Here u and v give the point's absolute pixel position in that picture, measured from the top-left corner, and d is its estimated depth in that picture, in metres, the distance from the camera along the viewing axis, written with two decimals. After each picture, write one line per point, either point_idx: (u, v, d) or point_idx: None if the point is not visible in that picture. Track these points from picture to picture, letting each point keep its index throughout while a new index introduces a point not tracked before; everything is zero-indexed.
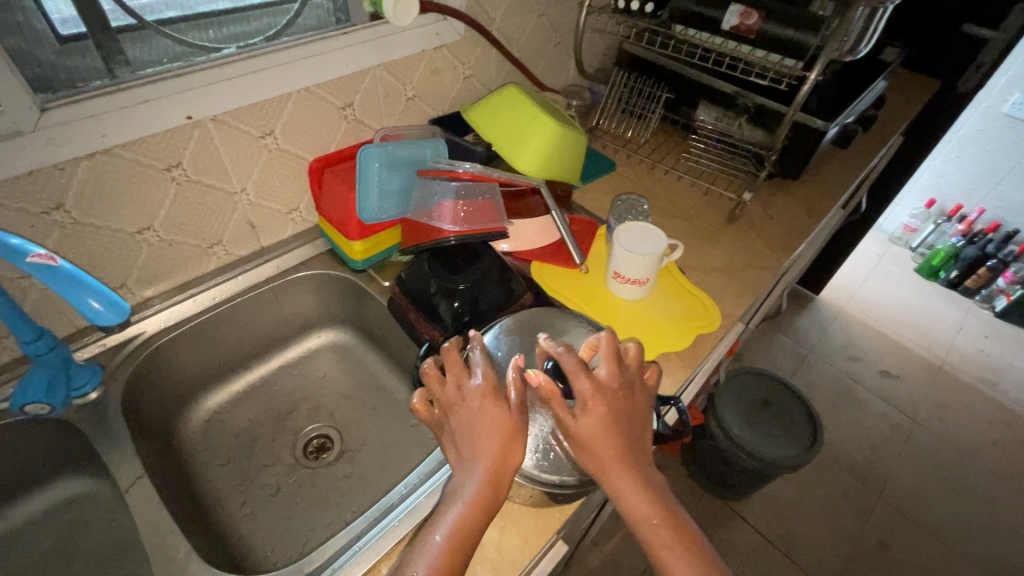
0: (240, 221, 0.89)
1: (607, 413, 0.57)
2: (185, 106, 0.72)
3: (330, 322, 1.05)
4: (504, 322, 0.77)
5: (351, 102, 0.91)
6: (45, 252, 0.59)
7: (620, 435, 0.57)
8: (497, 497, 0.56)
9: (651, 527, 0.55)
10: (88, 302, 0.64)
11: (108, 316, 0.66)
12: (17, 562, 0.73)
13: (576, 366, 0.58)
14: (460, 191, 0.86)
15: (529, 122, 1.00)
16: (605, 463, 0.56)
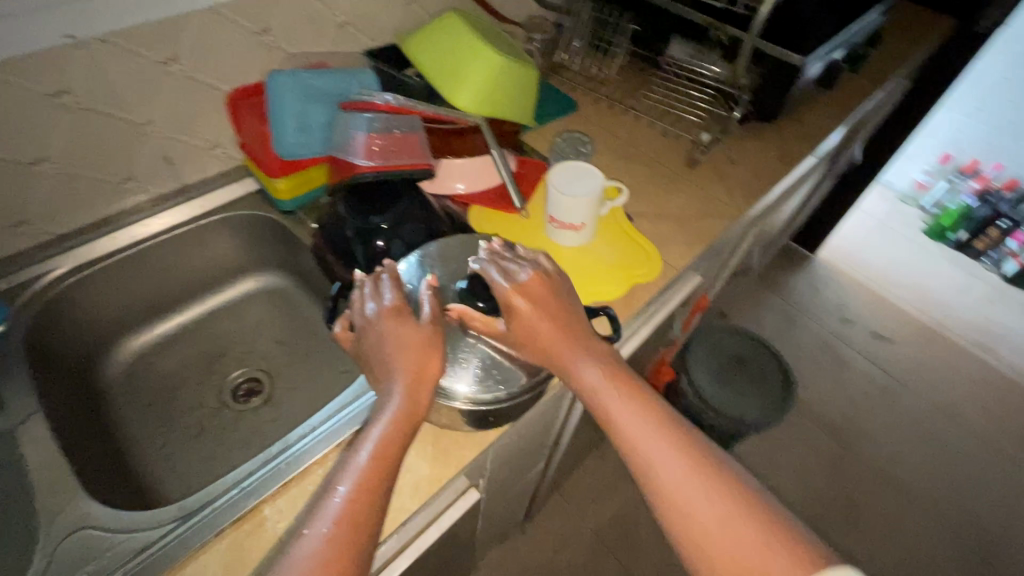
0: (153, 156, 0.85)
1: (536, 306, 0.64)
2: (63, 24, 0.67)
3: (265, 266, 1.01)
4: (424, 250, 0.75)
5: (268, 26, 0.84)
6: None
7: (557, 320, 0.63)
8: (418, 411, 0.56)
9: (605, 393, 0.61)
10: None
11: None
12: None
13: (495, 275, 0.65)
14: (382, 124, 0.82)
15: (471, 50, 0.91)
16: (551, 350, 0.63)
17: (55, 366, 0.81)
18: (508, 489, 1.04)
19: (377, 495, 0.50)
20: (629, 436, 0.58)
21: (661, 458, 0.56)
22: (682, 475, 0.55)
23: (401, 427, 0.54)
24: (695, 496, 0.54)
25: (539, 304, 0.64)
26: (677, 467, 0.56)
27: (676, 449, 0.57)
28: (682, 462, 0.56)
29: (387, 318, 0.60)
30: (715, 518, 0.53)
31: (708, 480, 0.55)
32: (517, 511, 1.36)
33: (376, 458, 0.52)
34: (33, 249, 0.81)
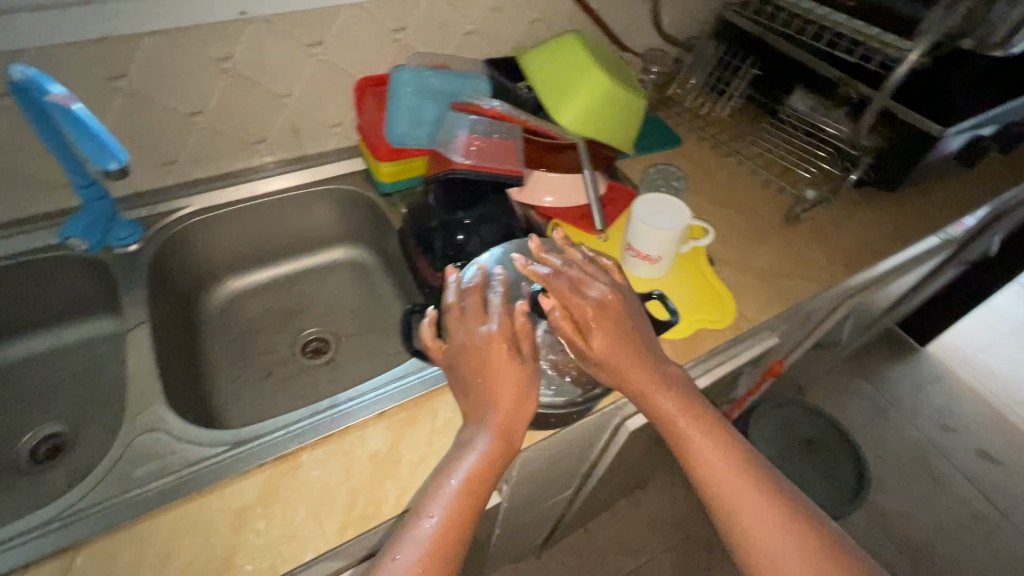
0: (284, 125, 0.96)
1: (615, 331, 0.63)
2: (239, 2, 0.78)
3: (355, 240, 1.10)
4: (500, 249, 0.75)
5: (403, 26, 0.93)
6: (64, 95, 0.61)
7: (636, 347, 0.64)
8: (507, 441, 0.58)
9: (679, 420, 0.62)
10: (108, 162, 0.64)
11: (110, 163, 0.64)
12: (57, 372, 0.89)
13: (567, 289, 0.64)
14: (484, 128, 0.85)
15: (586, 69, 0.93)
16: (628, 378, 0.63)
17: (170, 290, 0.93)
18: (531, 506, 1.03)
19: (467, 520, 0.54)
20: (707, 465, 0.60)
21: (739, 490, 0.58)
22: (761, 512, 0.57)
23: (492, 460, 0.56)
24: (771, 534, 0.56)
25: (617, 331, 0.63)
26: (753, 501, 0.58)
27: (752, 487, 0.58)
28: (760, 497, 0.58)
29: (489, 342, 0.60)
30: (790, 558, 0.55)
31: (782, 522, 0.56)
32: (537, 533, 1.34)
33: (465, 486, 0.55)
34: (174, 187, 0.94)
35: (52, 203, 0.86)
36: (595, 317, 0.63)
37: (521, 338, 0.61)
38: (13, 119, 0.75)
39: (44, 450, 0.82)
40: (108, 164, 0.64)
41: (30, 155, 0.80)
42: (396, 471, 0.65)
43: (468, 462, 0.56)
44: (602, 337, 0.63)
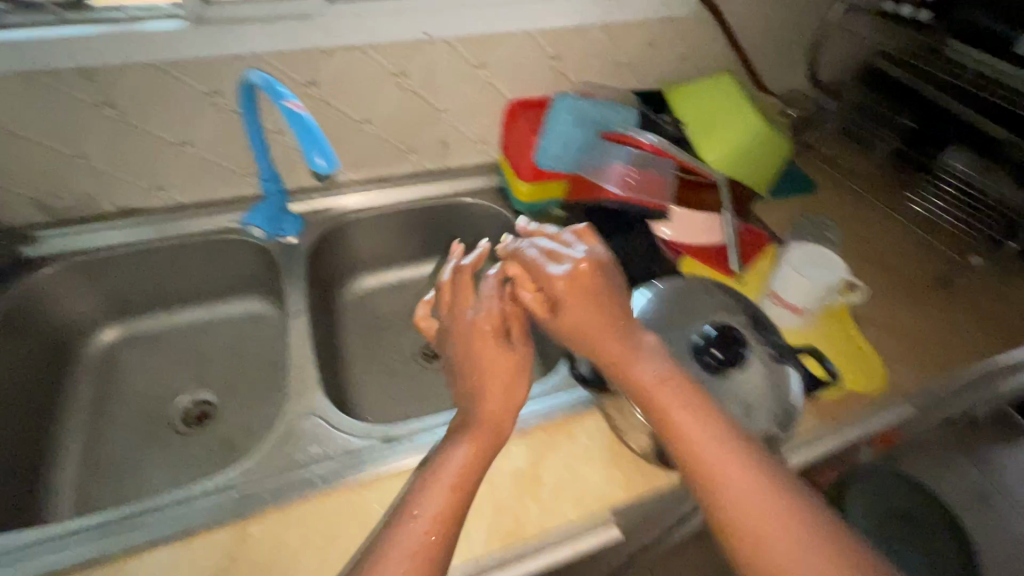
0: (435, 138, 1.00)
1: (582, 295, 0.58)
2: (426, 24, 0.83)
3: (477, 252, 1.13)
4: (646, 288, 0.70)
5: (562, 55, 0.96)
6: (294, 102, 0.69)
7: (601, 311, 0.58)
8: (483, 438, 0.57)
9: (678, 419, 0.54)
10: (313, 156, 0.68)
11: (320, 165, 0.68)
12: (211, 344, 0.98)
13: (538, 259, 0.61)
14: (634, 161, 0.89)
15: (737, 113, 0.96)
16: (583, 333, 0.58)
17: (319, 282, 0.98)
18: None
19: (454, 525, 0.52)
20: (730, 491, 0.50)
21: (778, 533, 0.48)
22: (813, 563, 0.46)
23: (476, 460, 0.56)
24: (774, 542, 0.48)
25: (584, 295, 0.58)
26: (796, 549, 0.47)
27: (794, 532, 0.48)
28: (809, 541, 0.47)
29: (484, 337, 0.60)
30: None
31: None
32: None
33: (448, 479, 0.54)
34: (331, 186, 1.00)
35: (229, 190, 0.93)
36: (562, 280, 0.58)
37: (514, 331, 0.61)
38: (220, 113, 0.82)
39: (195, 416, 0.90)
40: (314, 161, 0.68)
41: (225, 145, 0.86)
42: (538, 492, 0.66)
43: (460, 461, 0.55)
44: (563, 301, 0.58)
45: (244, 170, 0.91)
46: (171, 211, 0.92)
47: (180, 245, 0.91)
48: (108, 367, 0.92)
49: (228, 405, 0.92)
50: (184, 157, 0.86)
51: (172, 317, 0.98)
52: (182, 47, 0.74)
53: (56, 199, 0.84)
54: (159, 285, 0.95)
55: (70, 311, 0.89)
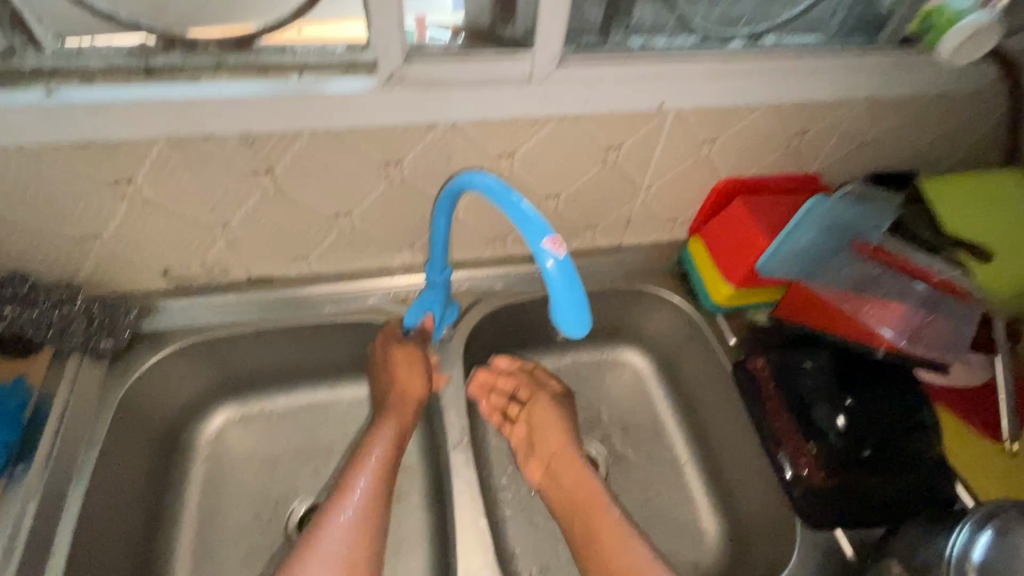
0: (620, 215, 0.81)
1: (563, 427, 0.73)
2: (664, 93, 0.64)
3: (637, 345, 0.92)
4: (986, 530, 0.49)
5: (807, 130, 0.74)
6: (555, 238, 0.47)
7: (583, 480, 0.67)
8: (388, 478, 0.63)
9: (598, 513, 0.63)
10: (546, 261, 0.46)
11: (554, 274, 0.46)
12: (326, 433, 0.81)
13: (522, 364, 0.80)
14: (924, 300, 0.70)
15: (1014, 221, 0.73)
16: (553, 474, 0.70)
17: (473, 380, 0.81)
18: None
19: None
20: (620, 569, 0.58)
21: None
22: None
23: (381, 489, 0.62)
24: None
25: (568, 464, 0.69)
26: None
27: None
28: None
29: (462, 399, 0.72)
30: None
31: None
32: None
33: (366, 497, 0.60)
34: (489, 261, 0.82)
35: (373, 262, 0.77)
36: (545, 389, 0.78)
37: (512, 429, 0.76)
38: (393, 185, 0.65)
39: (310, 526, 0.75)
40: (545, 266, 0.46)
41: (386, 218, 0.70)
42: None
43: (367, 481, 0.62)
44: (533, 408, 0.75)
45: (399, 244, 0.74)
46: (305, 283, 0.76)
47: (314, 325, 0.76)
48: (216, 458, 0.77)
49: None
50: (335, 230, 0.70)
51: (288, 397, 0.83)
52: (369, 111, 0.57)
53: (184, 267, 0.69)
54: (280, 361, 0.80)
55: (183, 391, 0.75)
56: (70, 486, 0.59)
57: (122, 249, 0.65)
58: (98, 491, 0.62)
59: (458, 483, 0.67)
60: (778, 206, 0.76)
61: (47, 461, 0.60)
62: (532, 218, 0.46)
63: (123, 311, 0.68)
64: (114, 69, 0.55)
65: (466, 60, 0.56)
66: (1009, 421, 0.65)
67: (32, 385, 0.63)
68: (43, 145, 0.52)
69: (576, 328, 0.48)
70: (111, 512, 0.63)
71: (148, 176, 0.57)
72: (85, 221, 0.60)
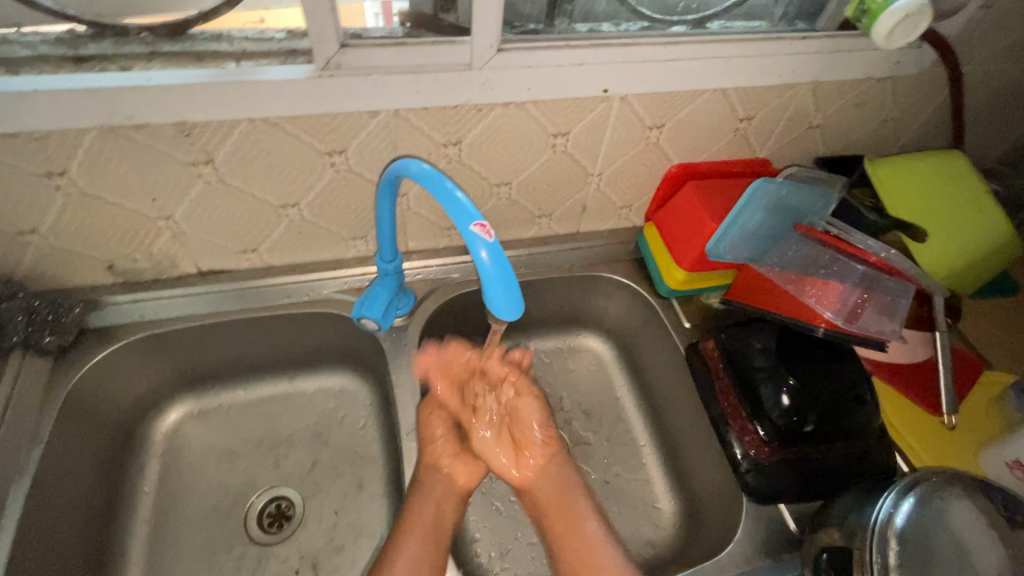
0: (574, 202, 0.81)
1: (549, 434, 0.75)
2: (607, 79, 0.64)
3: (596, 330, 0.94)
4: (907, 497, 0.51)
5: (753, 115, 0.75)
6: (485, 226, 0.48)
7: (565, 490, 0.71)
8: (441, 524, 0.65)
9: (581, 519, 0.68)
10: (478, 251, 0.47)
11: (487, 263, 0.47)
12: (285, 425, 0.81)
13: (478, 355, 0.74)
14: (862, 280, 0.69)
15: (951, 205, 0.76)
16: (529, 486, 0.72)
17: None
18: None
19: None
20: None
21: None
22: None
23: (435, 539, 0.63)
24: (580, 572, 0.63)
25: (555, 471, 0.72)
26: None
27: None
28: None
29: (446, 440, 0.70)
30: None
31: None
32: None
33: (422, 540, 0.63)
34: (446, 250, 0.82)
35: (326, 253, 0.76)
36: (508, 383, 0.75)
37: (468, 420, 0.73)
38: (340, 174, 0.65)
39: (271, 516, 0.75)
40: (479, 255, 0.48)
41: (336, 208, 0.70)
42: None
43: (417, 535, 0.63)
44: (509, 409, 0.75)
45: (351, 234, 0.74)
46: (259, 275, 0.76)
47: (269, 317, 0.76)
48: (173, 452, 0.77)
49: (309, 512, 0.76)
50: (285, 221, 0.69)
51: (246, 390, 0.82)
52: (307, 100, 0.56)
53: (130, 261, 0.69)
54: (235, 355, 0.79)
55: (136, 386, 0.75)
56: (13, 484, 0.59)
57: (62, 244, 0.64)
58: (45, 487, 0.61)
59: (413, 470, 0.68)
60: (727, 191, 0.77)
61: None
62: (464, 205, 0.47)
63: (67, 306, 0.67)
64: (40, 58, 0.53)
65: (404, 47, 0.56)
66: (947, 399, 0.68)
67: None
68: None
69: (508, 313, 0.49)
70: (60, 510, 0.63)
71: (82, 168, 0.56)
72: (20, 215, 0.59)
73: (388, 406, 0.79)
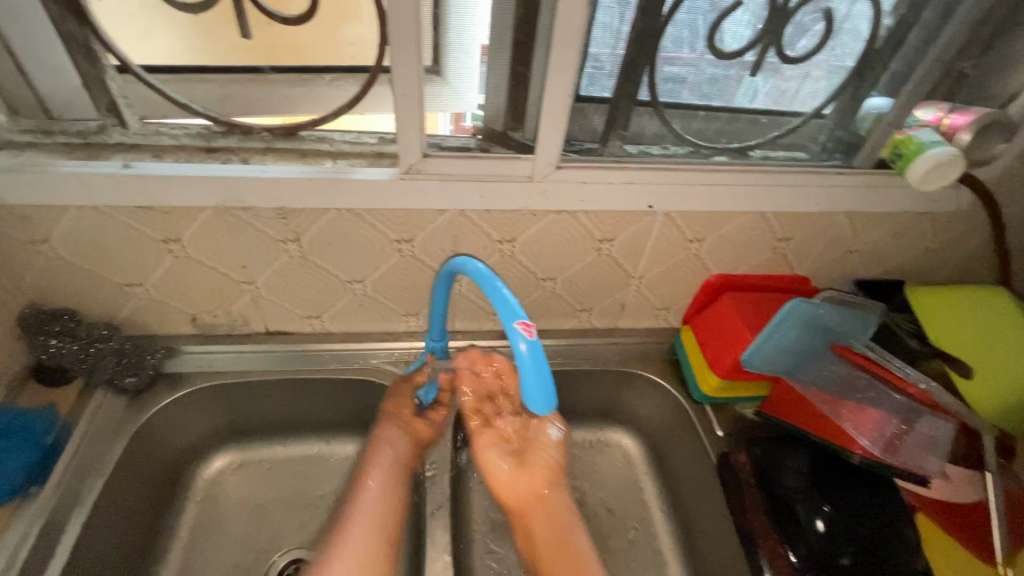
0: (615, 300, 0.86)
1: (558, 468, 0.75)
2: (652, 196, 0.71)
3: (627, 427, 0.94)
4: None
5: (791, 236, 0.79)
6: (526, 322, 0.51)
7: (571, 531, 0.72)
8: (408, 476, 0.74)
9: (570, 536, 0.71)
10: (517, 341, 0.50)
11: (525, 355, 0.50)
12: (315, 486, 0.84)
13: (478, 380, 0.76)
14: (903, 408, 0.69)
15: (992, 344, 0.73)
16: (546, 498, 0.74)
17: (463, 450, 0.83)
18: None
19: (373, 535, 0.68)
20: None
21: None
22: None
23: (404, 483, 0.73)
24: None
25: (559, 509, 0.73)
26: None
27: None
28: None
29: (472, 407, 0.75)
30: None
31: None
32: None
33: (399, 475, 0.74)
34: (489, 332, 0.87)
35: (380, 326, 0.83)
36: (534, 427, 0.75)
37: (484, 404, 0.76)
38: (404, 259, 0.73)
39: None
40: (519, 347, 0.51)
41: (396, 287, 0.77)
42: None
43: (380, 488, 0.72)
44: (528, 436, 0.75)
45: (405, 310, 0.81)
46: (318, 339, 0.83)
47: (319, 379, 0.81)
48: (212, 498, 0.81)
49: None
50: (349, 294, 0.77)
51: (285, 447, 0.86)
52: (388, 197, 0.65)
53: (211, 316, 0.77)
54: (282, 411, 0.84)
55: (192, 430, 0.80)
56: (73, 512, 0.63)
57: (160, 297, 0.73)
58: (98, 520, 0.66)
59: (435, 550, 0.69)
60: (764, 304, 0.80)
61: (57, 485, 0.65)
62: (508, 306, 0.51)
63: (151, 351, 0.75)
64: (182, 148, 0.65)
65: (476, 160, 0.65)
66: (1004, 544, 0.63)
67: (59, 412, 0.70)
68: (111, 206, 0.62)
69: (541, 404, 0.53)
70: (105, 543, 0.67)
71: (193, 236, 0.66)
72: (136, 271, 0.69)
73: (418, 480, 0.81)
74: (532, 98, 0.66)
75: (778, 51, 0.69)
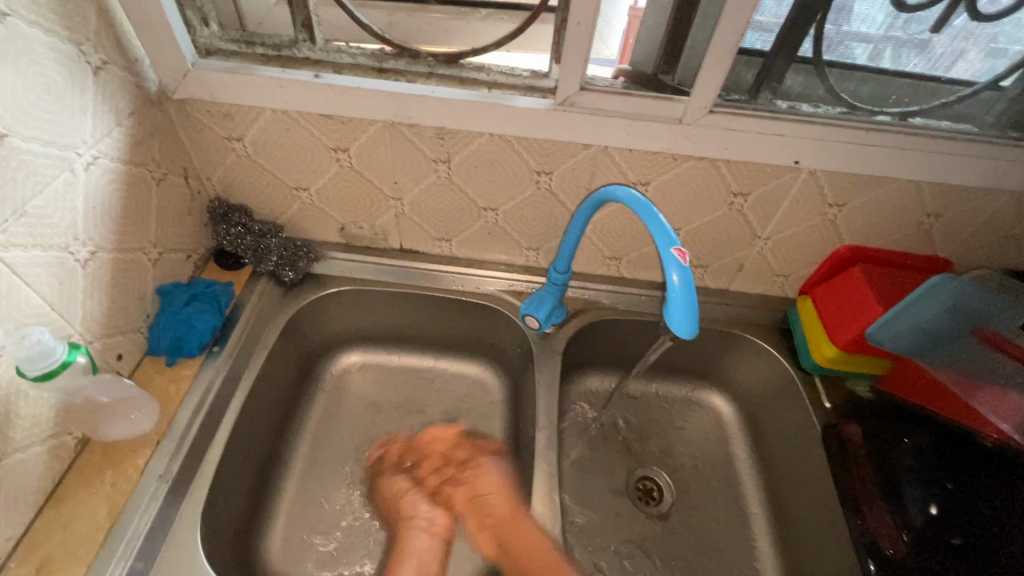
0: (733, 260, 0.86)
1: (510, 502, 0.72)
2: (801, 152, 0.69)
3: (722, 389, 0.94)
4: None
5: (943, 212, 0.75)
6: (682, 250, 0.55)
7: (541, 532, 0.68)
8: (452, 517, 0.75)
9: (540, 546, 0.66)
10: (671, 274, 0.54)
11: (676, 286, 0.54)
12: (425, 395, 0.92)
13: (420, 495, 0.78)
14: None
15: None
16: (508, 537, 0.68)
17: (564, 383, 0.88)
18: None
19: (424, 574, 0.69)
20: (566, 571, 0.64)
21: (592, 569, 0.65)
22: None
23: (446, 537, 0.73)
24: None
25: (518, 534, 0.68)
26: None
27: None
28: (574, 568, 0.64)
29: (422, 519, 0.74)
30: None
31: None
32: None
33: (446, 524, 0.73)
34: (601, 277, 0.90)
35: (502, 256, 0.88)
36: (471, 471, 0.79)
37: (432, 497, 0.77)
38: (538, 192, 0.77)
39: None
40: (671, 277, 0.54)
41: (525, 219, 0.81)
42: None
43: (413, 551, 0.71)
44: (475, 494, 0.75)
45: (528, 244, 0.85)
46: (443, 262, 0.89)
47: (442, 297, 0.88)
48: (339, 390, 0.91)
49: None
50: (481, 221, 0.82)
51: (400, 357, 0.95)
52: (540, 127, 0.68)
53: (357, 228, 0.85)
54: (403, 323, 0.92)
55: (329, 328, 0.90)
56: (244, 373, 0.74)
57: (319, 203, 0.81)
58: (260, 385, 0.76)
59: (539, 461, 0.75)
60: (898, 281, 0.77)
61: (232, 350, 0.75)
62: (666, 232, 0.55)
63: (307, 251, 0.85)
64: (359, 65, 0.71)
65: (630, 97, 0.66)
66: None
67: (235, 290, 0.80)
68: (300, 111, 0.69)
69: (682, 326, 0.55)
70: (263, 406, 0.77)
71: (360, 148, 0.73)
72: (305, 175, 0.77)
73: (521, 403, 0.87)
74: (693, 39, 0.66)
75: (970, 8, 0.63)
